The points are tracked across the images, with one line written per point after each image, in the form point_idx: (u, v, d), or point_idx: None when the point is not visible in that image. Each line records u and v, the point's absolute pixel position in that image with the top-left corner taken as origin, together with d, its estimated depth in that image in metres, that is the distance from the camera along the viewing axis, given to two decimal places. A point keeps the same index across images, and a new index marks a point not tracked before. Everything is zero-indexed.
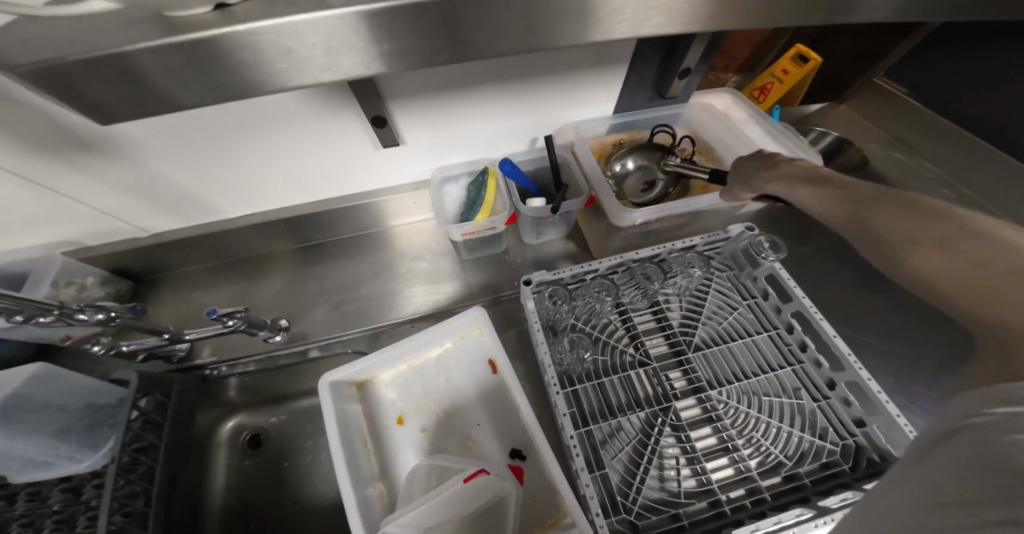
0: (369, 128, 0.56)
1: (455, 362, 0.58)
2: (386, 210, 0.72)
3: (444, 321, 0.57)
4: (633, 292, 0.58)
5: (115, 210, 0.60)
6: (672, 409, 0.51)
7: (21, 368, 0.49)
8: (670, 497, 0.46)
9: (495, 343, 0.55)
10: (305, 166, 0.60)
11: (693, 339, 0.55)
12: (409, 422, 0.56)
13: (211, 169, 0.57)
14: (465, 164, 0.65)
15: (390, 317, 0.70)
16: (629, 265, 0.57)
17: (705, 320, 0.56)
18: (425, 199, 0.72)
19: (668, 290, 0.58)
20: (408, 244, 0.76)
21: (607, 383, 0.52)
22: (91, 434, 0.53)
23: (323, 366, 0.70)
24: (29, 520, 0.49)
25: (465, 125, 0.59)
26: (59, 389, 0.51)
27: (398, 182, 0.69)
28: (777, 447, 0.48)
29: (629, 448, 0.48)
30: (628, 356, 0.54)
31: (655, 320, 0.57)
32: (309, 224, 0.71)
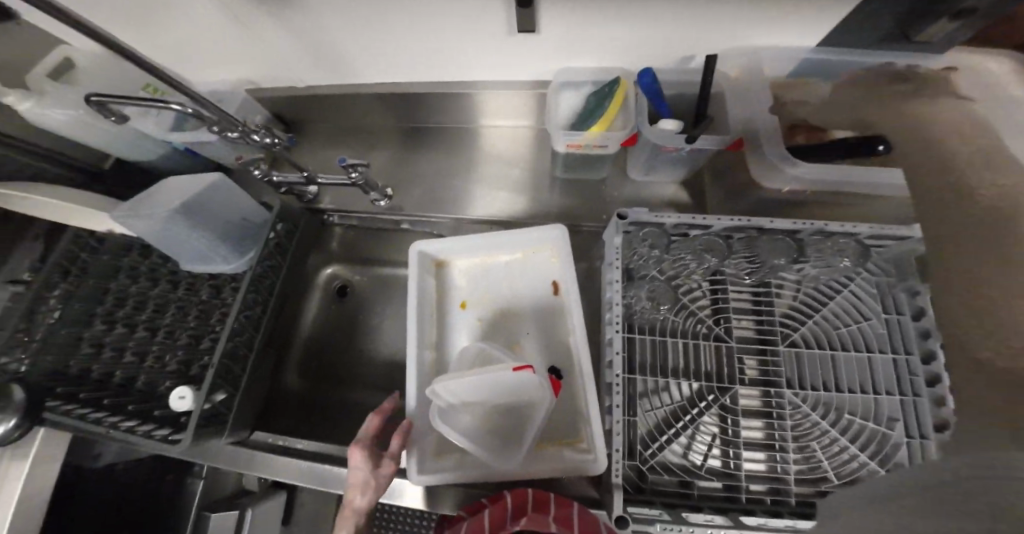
0: (510, 15, 0.51)
1: (522, 274, 0.60)
2: (493, 105, 0.70)
3: (528, 230, 0.58)
4: (740, 265, 0.51)
5: (281, 56, 0.66)
6: (732, 393, 0.47)
7: (205, 175, 0.59)
8: (690, 466, 0.45)
9: (568, 268, 0.55)
10: (444, 47, 0.59)
11: (791, 335, 0.49)
12: (470, 309, 0.60)
13: (366, 36, 0.59)
14: (591, 70, 0.58)
15: (475, 213, 0.72)
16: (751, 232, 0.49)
17: (818, 320, 0.48)
18: (538, 103, 0.68)
19: (787, 275, 0.50)
20: (504, 147, 0.75)
21: (670, 343, 0.49)
22: (240, 245, 0.64)
23: (410, 239, 0.78)
24: (184, 302, 0.64)
25: (619, 28, 0.50)
26: (227, 200, 0.61)
27: (517, 79, 0.65)
28: (829, 463, 0.43)
29: (667, 408, 0.47)
30: (705, 327, 0.50)
31: (752, 302, 0.51)
32: (424, 104, 0.72)
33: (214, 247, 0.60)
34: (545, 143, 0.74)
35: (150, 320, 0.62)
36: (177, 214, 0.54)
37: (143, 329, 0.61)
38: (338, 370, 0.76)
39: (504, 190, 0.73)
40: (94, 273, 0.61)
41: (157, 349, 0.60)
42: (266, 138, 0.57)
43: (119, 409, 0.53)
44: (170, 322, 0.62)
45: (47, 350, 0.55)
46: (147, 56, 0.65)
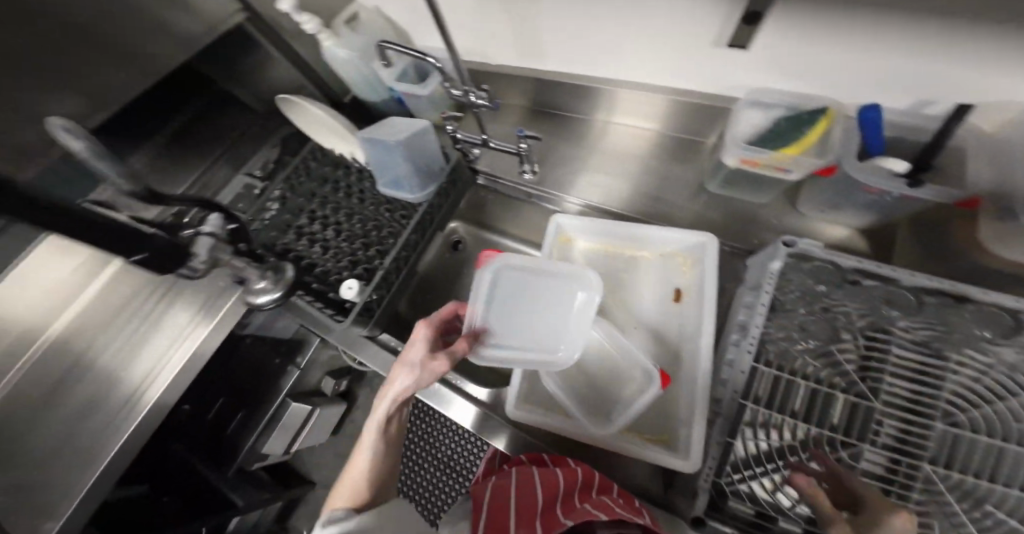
0: (724, 28, 0.50)
1: (644, 270, 0.61)
2: (654, 112, 0.70)
3: (669, 229, 0.56)
4: (913, 328, 0.45)
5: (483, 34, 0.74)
6: (857, 452, 0.44)
7: (415, 120, 0.69)
8: (784, 507, 0.43)
9: (700, 279, 0.54)
10: (635, 53, 0.61)
11: (960, 417, 0.43)
12: None
13: (569, 33, 0.64)
14: (790, 95, 0.54)
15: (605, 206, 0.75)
16: (956, 297, 0.44)
17: (1004, 412, 0.41)
18: (702, 118, 0.66)
19: (974, 355, 0.43)
20: (647, 150, 0.76)
21: (798, 386, 0.46)
22: (423, 181, 0.75)
23: (537, 212, 0.85)
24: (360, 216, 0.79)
25: (855, 54, 0.47)
26: (424, 144, 0.71)
27: (693, 89, 0.63)
28: None
29: (771, 445, 0.45)
30: (848, 379, 0.46)
31: (917, 370, 0.45)
32: (585, 96, 0.74)
33: (411, 180, 0.73)
34: (695, 154, 0.72)
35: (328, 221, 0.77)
36: (399, 145, 0.67)
37: (326, 227, 0.76)
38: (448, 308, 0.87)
39: (641, 192, 0.75)
40: (312, 179, 0.80)
41: (331, 246, 0.74)
42: (479, 101, 0.63)
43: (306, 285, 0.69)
44: (350, 228, 0.77)
45: (271, 228, 0.74)
46: (387, 18, 0.79)
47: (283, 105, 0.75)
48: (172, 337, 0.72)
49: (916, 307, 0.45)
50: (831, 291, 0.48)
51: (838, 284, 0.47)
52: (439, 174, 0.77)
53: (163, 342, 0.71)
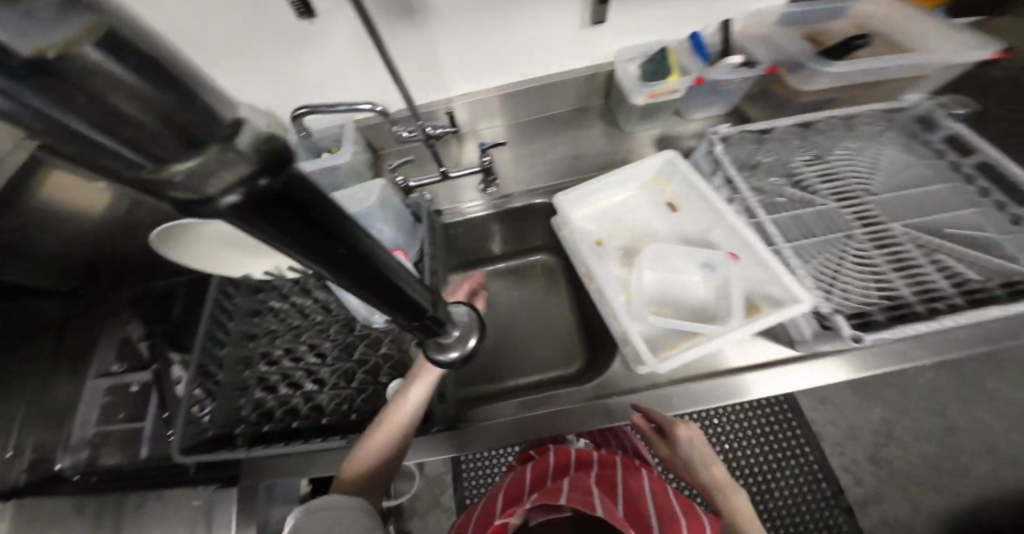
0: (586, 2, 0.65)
1: (640, 205, 0.70)
2: (554, 96, 0.80)
3: (639, 165, 0.68)
4: (807, 153, 0.66)
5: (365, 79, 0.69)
6: (853, 237, 0.59)
7: (367, 185, 0.59)
8: (866, 300, 0.53)
9: (680, 186, 0.66)
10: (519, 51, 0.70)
11: (871, 189, 0.63)
12: (606, 245, 0.67)
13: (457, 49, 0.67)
14: (644, 47, 0.73)
15: (562, 181, 0.79)
16: (815, 122, 0.65)
17: (880, 176, 0.64)
18: (600, 84, 0.79)
19: (840, 154, 0.66)
20: (565, 127, 0.83)
21: (800, 215, 0.61)
22: (413, 239, 0.64)
23: (498, 224, 0.80)
24: (346, 322, 0.64)
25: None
26: (393, 204, 0.60)
27: (584, 64, 0.76)
28: (970, 270, 0.53)
29: (813, 264, 0.57)
30: (816, 201, 0.63)
31: (829, 178, 0.64)
32: (495, 106, 0.78)
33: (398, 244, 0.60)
34: (602, 116, 0.84)
35: (309, 346, 0.62)
36: (375, 210, 0.57)
37: (313, 356, 0.61)
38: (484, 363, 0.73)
39: (572, 162, 0.80)
40: (243, 313, 0.63)
41: (330, 371, 0.60)
42: (441, 131, 0.60)
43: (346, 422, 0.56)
44: (342, 337, 0.63)
45: (225, 397, 0.57)
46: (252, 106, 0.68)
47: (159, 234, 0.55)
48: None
49: (801, 137, 0.65)
50: (757, 149, 0.65)
51: (758, 140, 0.64)
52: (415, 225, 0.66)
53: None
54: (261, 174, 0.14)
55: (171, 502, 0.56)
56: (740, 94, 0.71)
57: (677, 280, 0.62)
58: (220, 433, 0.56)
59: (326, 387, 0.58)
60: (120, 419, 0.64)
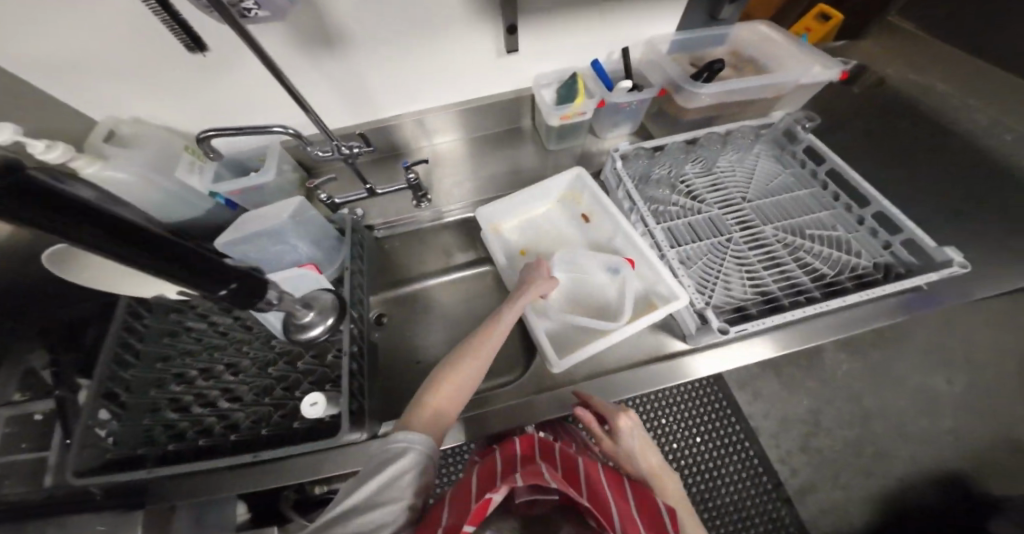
0: (493, 34, 0.69)
1: (556, 216, 0.76)
2: (477, 117, 0.84)
3: (552, 179, 0.73)
4: (697, 166, 0.75)
5: (281, 102, 0.70)
6: (734, 241, 0.67)
7: (285, 201, 0.60)
8: (742, 295, 0.62)
9: (591, 198, 0.71)
10: (435, 77, 0.74)
11: (749, 197, 0.72)
12: (527, 254, 0.72)
13: (371, 74, 0.70)
14: (555, 72, 0.77)
15: (488, 195, 0.83)
16: (699, 138, 0.73)
17: (756, 184, 0.74)
18: (520, 106, 0.84)
19: (724, 167, 0.75)
20: (492, 146, 0.88)
21: (688, 222, 0.69)
22: (336, 252, 0.66)
23: (429, 238, 0.82)
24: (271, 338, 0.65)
25: (590, 31, 0.72)
26: (312, 221, 0.62)
27: (501, 89, 0.81)
28: (823, 265, 0.63)
29: (699, 266, 0.64)
30: (704, 209, 0.71)
31: (714, 188, 0.73)
32: (420, 125, 0.82)
33: (314, 260, 0.63)
34: (527, 135, 0.89)
35: (226, 365, 0.62)
36: (287, 228, 0.58)
37: (230, 375, 0.61)
38: (423, 375, 0.74)
39: (500, 178, 0.85)
40: (149, 336, 0.60)
41: (248, 389, 0.60)
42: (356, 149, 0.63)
43: (259, 438, 0.55)
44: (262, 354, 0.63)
45: (124, 419, 0.53)
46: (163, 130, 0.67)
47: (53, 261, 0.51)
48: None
49: (686, 152, 0.73)
50: (654, 163, 0.72)
51: (650, 155, 0.71)
52: (339, 237, 0.68)
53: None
54: None
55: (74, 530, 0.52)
56: (642, 112, 0.78)
57: (586, 283, 0.68)
58: (119, 457, 0.52)
59: (242, 404, 0.58)
60: None
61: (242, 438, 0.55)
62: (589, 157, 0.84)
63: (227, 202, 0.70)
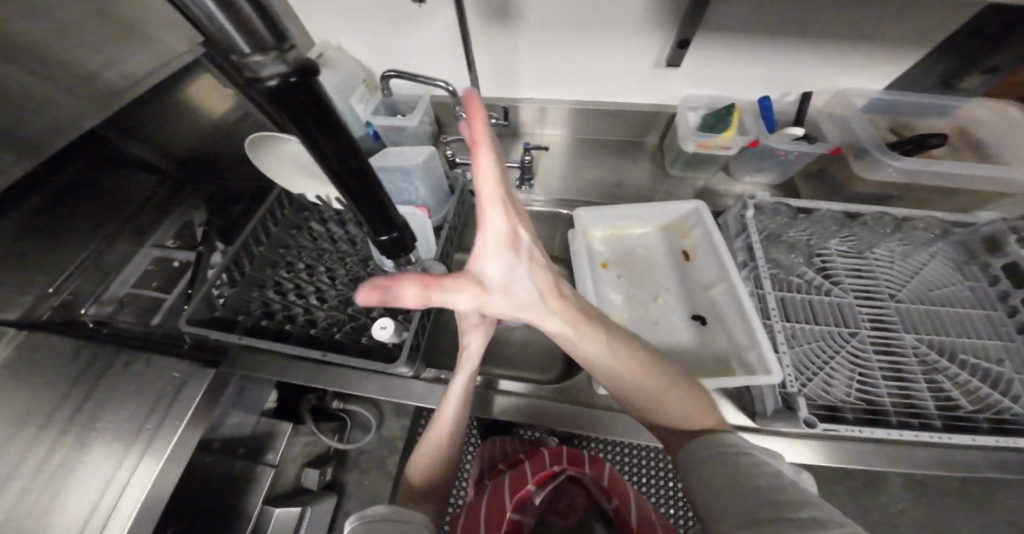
0: (663, 45, 0.66)
1: (653, 242, 0.72)
2: (610, 121, 0.82)
3: (666, 205, 0.69)
4: (845, 243, 0.67)
5: (443, 60, 0.76)
6: (860, 336, 0.62)
7: (421, 147, 0.66)
8: (842, 397, 0.58)
9: (700, 236, 0.67)
10: (588, 72, 0.74)
11: (896, 294, 0.65)
12: (609, 269, 0.69)
13: (531, 54, 0.73)
14: (710, 98, 0.72)
15: (594, 200, 0.82)
16: (862, 216, 0.66)
17: (911, 283, 0.66)
18: (657, 123, 0.81)
19: (880, 252, 0.67)
20: (613, 153, 0.86)
21: (808, 300, 0.64)
22: (442, 204, 0.71)
23: (522, 222, 0.84)
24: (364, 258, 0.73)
25: (771, 64, 0.65)
26: (434, 171, 0.67)
27: (645, 100, 0.78)
28: (961, 395, 0.57)
29: (810, 349, 0.61)
30: (836, 292, 0.65)
31: (857, 272, 0.66)
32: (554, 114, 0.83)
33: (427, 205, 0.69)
34: (651, 152, 0.85)
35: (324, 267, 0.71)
36: (418, 169, 0.64)
37: (325, 277, 0.71)
38: None
39: (610, 186, 0.83)
40: (278, 226, 0.73)
41: (329, 295, 0.69)
42: None
43: (328, 340, 0.64)
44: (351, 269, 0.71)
45: (240, 285, 0.66)
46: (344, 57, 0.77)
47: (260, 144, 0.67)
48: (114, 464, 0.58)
49: (839, 222, 0.66)
50: (790, 223, 0.66)
51: (792, 217, 0.65)
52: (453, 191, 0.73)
53: (96, 488, 0.56)
54: (293, 72, 0.23)
55: (154, 367, 0.66)
56: (797, 166, 0.70)
57: (663, 321, 0.65)
58: (222, 317, 0.64)
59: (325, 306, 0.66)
60: (152, 287, 0.79)
61: (317, 335, 0.64)
62: (710, 195, 0.78)
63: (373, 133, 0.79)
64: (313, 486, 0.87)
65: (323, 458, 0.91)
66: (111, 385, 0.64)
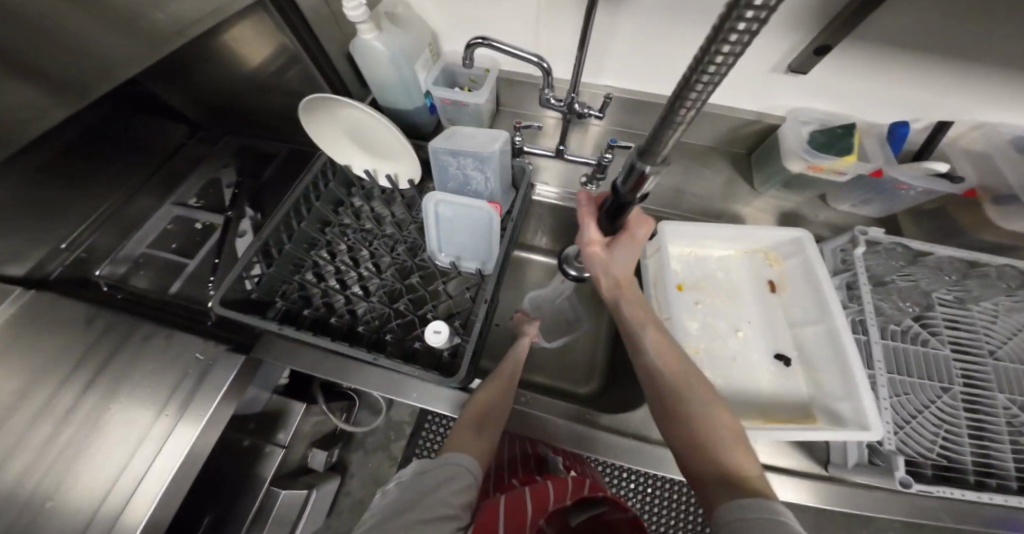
0: (793, 47, 0.57)
1: (734, 266, 0.65)
2: (698, 124, 0.73)
3: (760, 229, 0.63)
4: (953, 294, 0.61)
5: (528, 32, 0.66)
6: (951, 391, 0.55)
7: (497, 132, 0.57)
8: (924, 451, 0.53)
9: (795, 268, 0.61)
10: (692, 66, 0.65)
11: (998, 349, 0.58)
12: (684, 290, 0.63)
13: (633, 38, 0.63)
14: (824, 114, 0.65)
15: (668, 209, 0.74)
16: (983, 268, 0.59)
17: (1017, 337, 0.58)
18: (752, 132, 0.72)
19: (985, 303, 0.60)
20: (692, 158, 0.77)
21: (903, 349, 0.58)
22: (506, 197, 0.64)
23: None
24: (411, 247, 0.66)
25: (909, 84, 0.57)
26: (505, 164, 0.59)
27: (744, 105, 0.69)
28: None
29: (894, 401, 0.55)
30: (931, 342, 0.58)
31: (952, 322, 0.59)
32: (637, 107, 0.74)
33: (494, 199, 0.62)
34: (735, 161, 0.77)
35: (369, 254, 0.64)
36: (494, 158, 0.56)
37: (367, 263, 0.64)
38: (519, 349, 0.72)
39: (686, 195, 0.75)
40: (322, 201, 0.65)
41: (373, 285, 0.62)
42: (588, 111, 0.57)
43: (373, 338, 0.58)
44: (397, 257, 0.64)
45: (277, 267, 0.60)
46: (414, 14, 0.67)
47: (318, 101, 0.57)
48: (147, 430, 0.52)
49: (957, 273, 0.59)
50: (898, 267, 0.60)
51: (908, 261, 0.60)
52: (521, 184, 0.65)
53: (120, 463, 0.50)
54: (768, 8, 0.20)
55: (176, 348, 0.59)
56: (909, 202, 0.64)
57: (739, 355, 0.59)
58: (258, 299, 0.58)
59: (369, 298, 0.59)
60: (171, 249, 0.71)
61: (358, 331, 0.58)
62: (795, 219, 0.71)
63: (430, 106, 0.70)
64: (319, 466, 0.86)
65: (329, 438, 0.91)
66: (129, 359, 0.57)
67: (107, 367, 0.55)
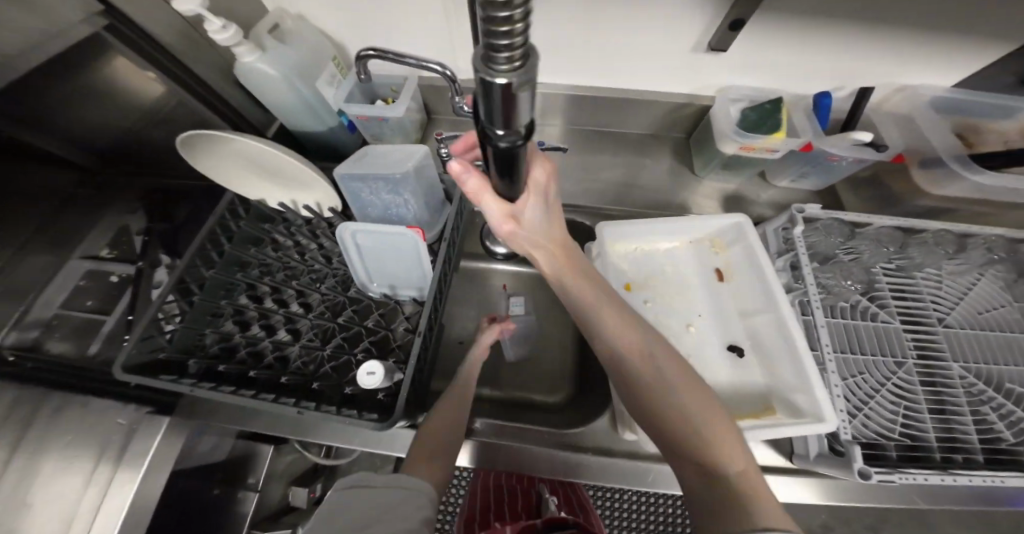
0: (711, 27, 0.55)
1: (681, 259, 0.64)
2: (633, 114, 0.71)
3: (701, 219, 0.61)
4: (896, 263, 0.61)
5: (442, 37, 0.62)
6: (905, 366, 0.57)
7: (411, 148, 0.54)
8: (885, 432, 0.53)
9: (739, 255, 0.60)
10: (615, 56, 0.62)
11: (945, 318, 0.59)
12: (635, 291, 0.61)
13: (552, 35, 0.60)
14: (751, 91, 0.63)
15: (614, 204, 0.72)
16: (922, 236, 0.59)
17: (962, 304, 0.60)
18: (688, 116, 0.70)
19: (931, 271, 0.61)
20: (633, 148, 0.75)
21: (855, 327, 0.58)
22: (436, 214, 0.60)
23: None
24: (343, 280, 0.61)
25: (827, 56, 0.57)
26: (426, 180, 0.56)
27: (675, 90, 0.67)
28: (1007, 428, 0.53)
29: (850, 383, 0.56)
30: (882, 317, 0.59)
31: (903, 295, 0.60)
32: (568, 105, 0.71)
33: (418, 221, 0.57)
34: (677, 148, 0.75)
35: (296, 293, 0.59)
36: (409, 176, 0.52)
37: (296, 304, 0.59)
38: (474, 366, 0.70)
39: (630, 188, 0.73)
40: (236, 241, 0.59)
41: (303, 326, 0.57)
42: None
43: (303, 385, 0.53)
44: (327, 292, 0.59)
45: (189, 321, 0.54)
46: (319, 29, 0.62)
47: (192, 137, 0.52)
48: (85, 486, 0.51)
49: (897, 242, 0.60)
50: (839, 242, 0.59)
51: (848, 234, 0.59)
52: (451, 200, 0.61)
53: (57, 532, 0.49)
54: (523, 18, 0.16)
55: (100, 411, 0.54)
56: (845, 174, 0.64)
57: (695, 352, 0.57)
58: (170, 359, 0.52)
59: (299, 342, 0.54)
60: (86, 307, 0.64)
61: (282, 380, 0.52)
62: (740, 201, 0.70)
63: (348, 124, 0.65)
64: (301, 505, 0.76)
65: (308, 474, 0.81)
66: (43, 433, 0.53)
67: (26, 438, 0.52)
